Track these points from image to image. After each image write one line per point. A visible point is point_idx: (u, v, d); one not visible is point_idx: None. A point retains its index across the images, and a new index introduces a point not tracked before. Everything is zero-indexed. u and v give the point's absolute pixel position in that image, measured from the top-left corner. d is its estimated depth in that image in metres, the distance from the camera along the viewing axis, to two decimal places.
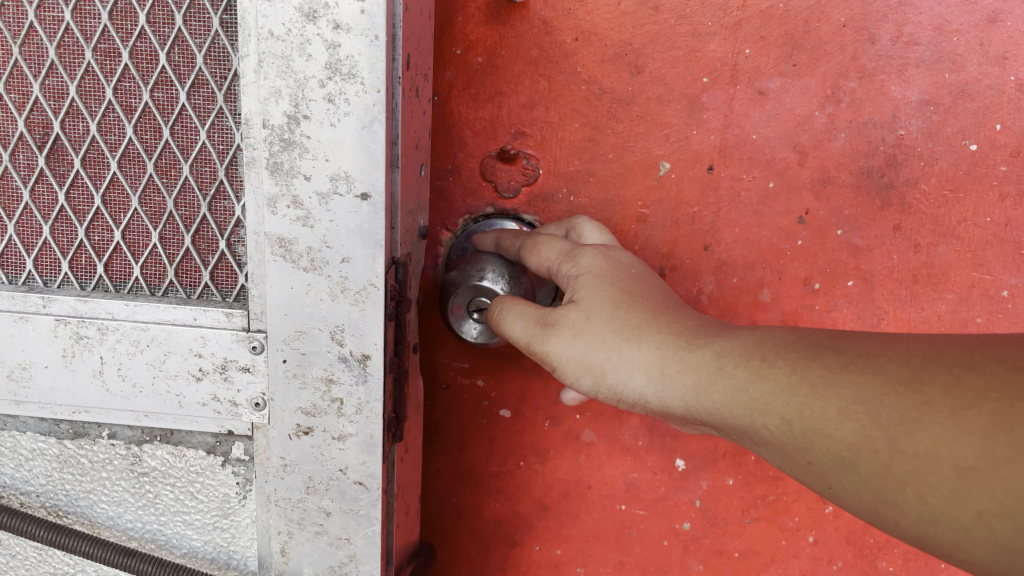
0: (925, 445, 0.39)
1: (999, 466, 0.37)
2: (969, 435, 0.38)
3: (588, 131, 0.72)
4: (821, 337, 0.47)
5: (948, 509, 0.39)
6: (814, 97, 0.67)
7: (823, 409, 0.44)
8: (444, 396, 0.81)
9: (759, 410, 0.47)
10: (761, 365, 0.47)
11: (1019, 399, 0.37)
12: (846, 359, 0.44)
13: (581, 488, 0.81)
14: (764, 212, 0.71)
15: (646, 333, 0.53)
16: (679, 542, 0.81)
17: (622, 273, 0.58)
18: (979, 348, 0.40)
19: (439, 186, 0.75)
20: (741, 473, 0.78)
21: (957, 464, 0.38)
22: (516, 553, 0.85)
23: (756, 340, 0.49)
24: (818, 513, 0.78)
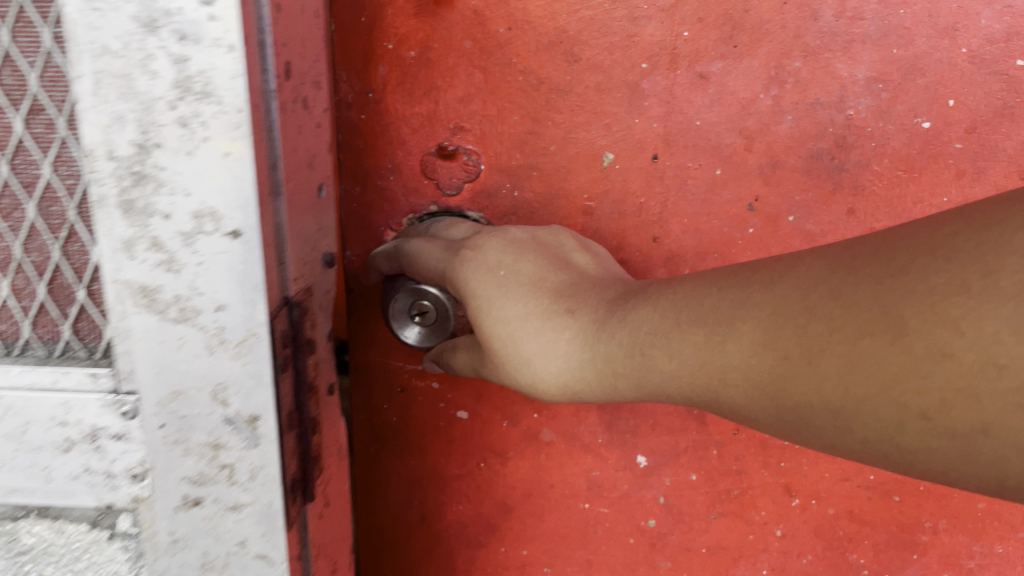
0: (799, 397, 0.49)
1: (863, 402, 0.46)
2: (830, 380, 0.47)
3: (528, 123, 0.69)
4: (683, 316, 0.56)
5: (839, 439, 0.49)
6: (757, 80, 0.64)
7: (709, 381, 0.55)
8: (400, 399, 0.79)
9: (663, 386, 0.58)
10: (647, 361, 0.58)
11: (863, 338, 0.45)
12: (708, 332, 0.54)
13: (544, 488, 0.80)
14: (712, 202, 0.68)
15: (538, 360, 0.62)
16: (645, 540, 0.79)
17: (496, 287, 0.64)
18: (817, 289, 0.49)
19: (379, 186, 0.73)
20: (703, 468, 0.75)
21: (831, 407, 0.47)
22: (483, 554, 0.84)
23: (632, 332, 0.59)
24: (785, 507, 0.75)
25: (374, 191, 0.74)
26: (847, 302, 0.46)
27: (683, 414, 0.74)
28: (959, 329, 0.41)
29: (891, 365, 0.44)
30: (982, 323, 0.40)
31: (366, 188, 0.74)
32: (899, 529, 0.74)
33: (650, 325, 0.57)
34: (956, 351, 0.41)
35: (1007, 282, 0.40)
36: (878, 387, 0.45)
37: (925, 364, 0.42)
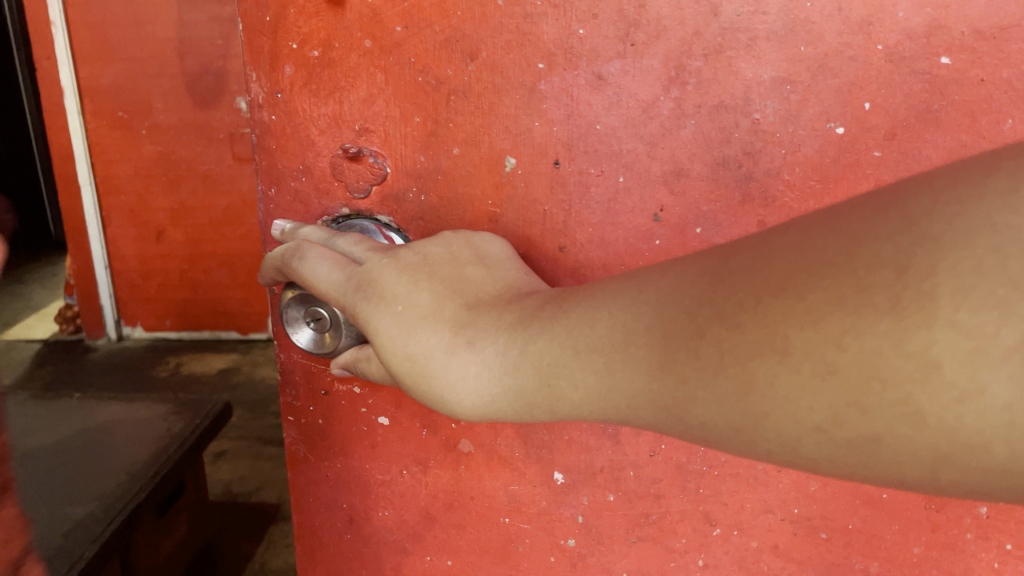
0: (700, 417, 0.46)
1: (762, 422, 0.43)
2: (724, 400, 0.44)
3: (430, 125, 0.66)
4: (578, 337, 0.51)
5: (744, 447, 0.47)
6: (657, 81, 0.59)
7: (616, 406, 0.50)
8: (323, 402, 0.79)
9: (574, 413, 0.53)
10: (553, 391, 0.52)
11: (752, 359, 0.42)
12: (606, 358, 0.50)
13: (464, 499, 0.78)
14: (616, 210, 0.64)
15: (448, 401, 0.55)
16: (566, 559, 0.76)
17: (393, 326, 0.56)
18: (701, 306, 0.45)
19: (292, 188, 0.72)
20: (620, 490, 0.71)
21: (732, 426, 0.45)
22: (410, 561, 0.83)
23: (535, 360, 0.53)
24: (706, 536, 0.70)
25: (288, 193, 0.73)
26: (729, 323, 0.43)
27: (598, 433, 0.70)
28: (841, 346, 0.39)
29: (782, 384, 0.42)
30: (861, 340, 0.38)
31: (281, 189, 0.73)
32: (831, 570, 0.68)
33: (552, 354, 0.52)
34: (841, 365, 0.39)
35: (881, 295, 0.38)
36: (771, 406, 0.42)
37: (814, 381, 0.41)
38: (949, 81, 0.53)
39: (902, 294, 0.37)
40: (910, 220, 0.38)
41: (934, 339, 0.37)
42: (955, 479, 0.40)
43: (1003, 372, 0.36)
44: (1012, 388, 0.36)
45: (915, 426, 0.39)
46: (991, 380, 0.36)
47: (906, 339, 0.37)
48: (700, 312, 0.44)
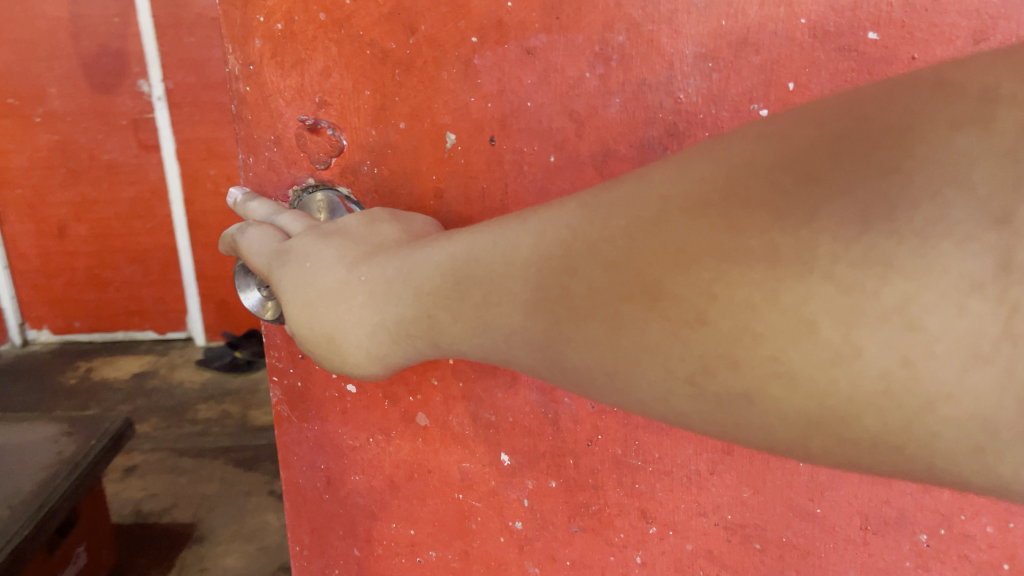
0: (571, 360, 0.43)
1: (629, 368, 0.40)
2: (595, 345, 0.41)
3: (379, 99, 0.66)
4: (460, 274, 0.48)
5: (616, 398, 0.43)
6: (583, 56, 0.57)
7: (495, 343, 0.47)
8: (302, 364, 0.74)
9: (457, 348, 0.50)
10: (432, 324, 0.50)
11: (620, 300, 0.39)
12: (480, 291, 0.46)
13: (423, 472, 0.76)
14: (549, 190, 0.62)
15: (340, 337, 0.54)
16: (514, 541, 0.75)
17: (298, 273, 0.57)
18: (573, 240, 0.41)
19: (266, 158, 0.72)
20: (562, 477, 0.70)
21: (602, 371, 0.41)
22: (379, 527, 0.81)
23: (416, 292, 0.50)
24: (644, 533, 0.69)
25: (263, 162, 0.72)
26: (604, 260, 0.39)
27: (539, 417, 0.69)
28: (712, 295, 0.35)
29: (651, 329, 0.38)
30: (734, 288, 0.34)
31: (257, 159, 0.72)
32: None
33: (433, 280, 0.49)
34: (714, 316, 0.35)
35: (754, 239, 0.34)
36: (639, 351, 0.39)
37: (684, 331, 0.37)
38: (878, 59, 0.50)
39: (779, 242, 0.33)
40: (795, 156, 0.33)
41: (812, 294, 0.33)
42: (822, 449, 0.36)
43: (881, 336, 0.33)
44: (887, 352, 0.33)
45: (787, 388, 0.35)
46: (867, 339, 0.33)
47: (781, 291, 0.34)
48: (571, 244, 0.41)
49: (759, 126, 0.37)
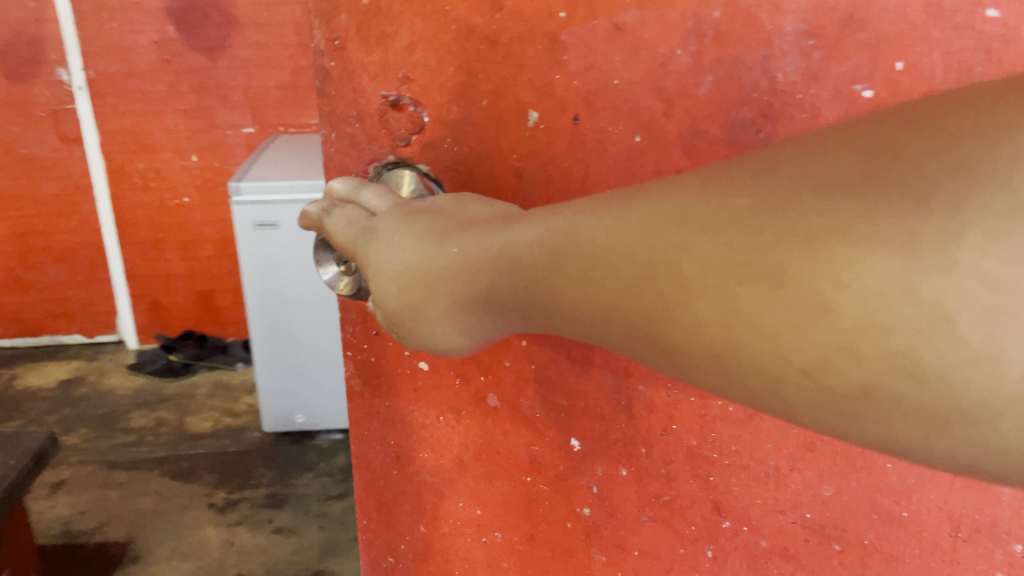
0: (672, 343, 0.40)
1: (739, 354, 0.37)
2: (701, 328, 0.38)
3: (462, 76, 0.65)
4: (558, 248, 0.46)
5: (716, 385, 0.40)
6: (674, 33, 0.55)
7: (591, 321, 0.45)
8: (375, 341, 0.76)
9: (553, 323, 0.49)
10: (527, 299, 0.49)
11: (736, 283, 0.36)
12: (580, 267, 0.44)
13: (491, 453, 0.75)
14: (633, 170, 0.60)
15: (429, 310, 0.55)
16: (582, 528, 0.74)
17: (385, 245, 0.58)
18: (686, 216, 0.39)
19: (348, 133, 0.72)
20: (633, 466, 0.69)
21: (707, 355, 0.38)
22: (445, 505, 0.81)
23: (511, 266, 0.49)
24: (716, 527, 0.67)
25: (345, 138, 0.72)
26: (719, 240, 0.37)
27: (612, 403, 0.67)
28: (840, 282, 0.32)
29: (768, 314, 0.35)
30: (867, 277, 0.31)
31: (340, 133, 0.72)
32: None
33: (527, 254, 0.48)
34: (840, 303, 0.33)
35: (892, 224, 0.31)
36: (751, 336, 0.36)
37: (809, 318, 0.34)
38: (998, 37, 0.47)
39: (923, 229, 0.30)
40: (944, 139, 0.31)
41: (956, 288, 0.30)
42: (947, 452, 0.33)
43: None
44: None
45: (915, 384, 0.32)
46: (1016, 341, 0.29)
47: (917, 282, 0.31)
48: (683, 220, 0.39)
49: (898, 108, 0.35)
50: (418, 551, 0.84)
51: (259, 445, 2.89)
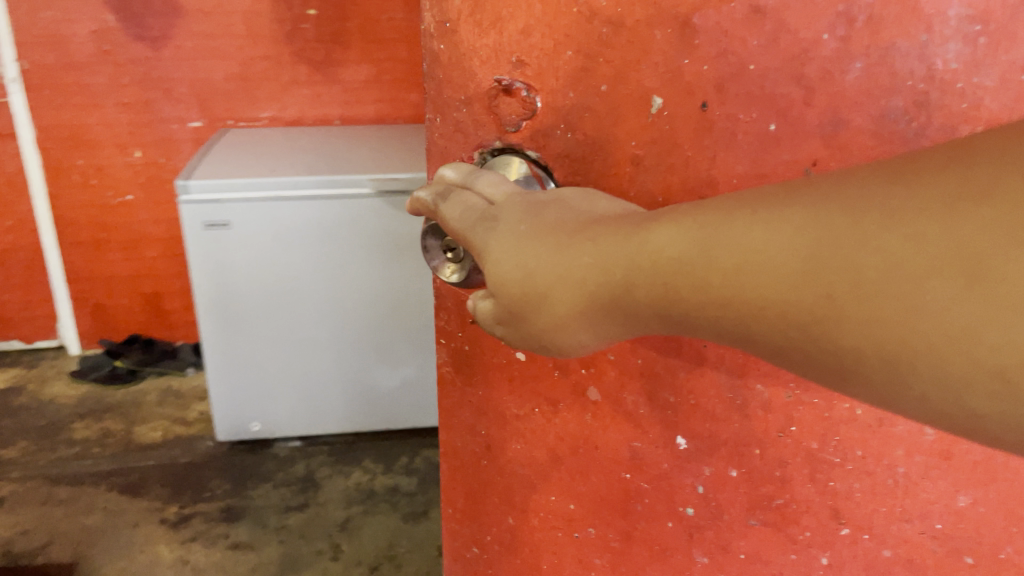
0: (844, 334, 0.42)
1: (919, 346, 0.39)
2: (880, 318, 0.40)
3: (581, 59, 0.63)
4: (713, 239, 0.48)
5: (880, 378, 0.42)
6: (823, 15, 0.54)
7: (741, 313, 0.47)
8: (471, 328, 0.74)
9: (692, 316, 0.51)
10: (671, 290, 0.51)
11: (929, 276, 0.38)
12: (737, 259, 0.46)
13: (589, 447, 0.73)
14: (763, 160, 0.59)
15: (555, 300, 0.57)
16: (683, 529, 0.73)
17: (510, 234, 0.60)
18: (864, 209, 0.41)
19: (454, 118, 0.70)
20: (745, 467, 0.68)
21: (883, 347, 0.41)
22: (536, 499, 0.79)
23: (656, 258, 0.51)
24: (832, 534, 0.69)
25: (450, 124, 0.71)
26: (909, 234, 0.39)
27: (727, 402, 0.66)
28: None
29: (965, 308, 0.37)
30: None
31: (445, 119, 0.71)
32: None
33: (679, 247, 0.49)
34: None
35: None
36: (940, 329, 0.38)
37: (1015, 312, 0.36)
38: None
39: None
40: None
41: None
42: None
43: None
44: None
45: None
46: None
47: None
48: (864, 214, 0.41)
49: None
50: (504, 543, 0.83)
51: (214, 454, 3.50)
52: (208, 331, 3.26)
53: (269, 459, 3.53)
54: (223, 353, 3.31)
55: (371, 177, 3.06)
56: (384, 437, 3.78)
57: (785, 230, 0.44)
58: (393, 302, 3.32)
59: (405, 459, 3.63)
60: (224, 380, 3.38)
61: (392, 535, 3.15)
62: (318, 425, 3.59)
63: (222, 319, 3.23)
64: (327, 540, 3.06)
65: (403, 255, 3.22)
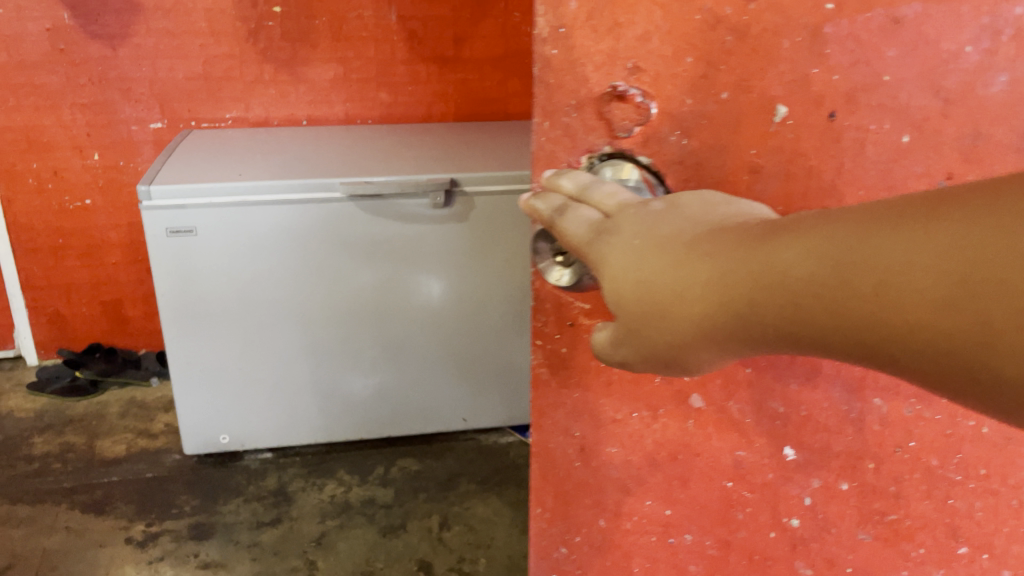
0: (972, 325, 0.53)
1: None
2: (1007, 309, 0.51)
3: (703, 65, 0.75)
4: (841, 254, 0.58)
5: (1002, 364, 0.52)
6: (969, 27, 0.72)
7: (869, 316, 0.57)
8: (569, 332, 0.89)
9: (817, 323, 0.60)
10: (802, 298, 0.60)
11: None
12: (868, 267, 0.57)
13: (721, 414, 0.90)
14: (894, 167, 0.78)
15: (682, 312, 0.67)
16: (782, 476, 0.93)
17: (627, 252, 0.70)
18: (982, 225, 0.52)
19: (564, 122, 0.80)
20: (860, 422, 0.88)
21: (1010, 334, 0.51)
22: (629, 501, 0.98)
23: (785, 272, 0.61)
24: (925, 472, 0.91)
25: (558, 127, 0.81)
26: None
27: (841, 409, 0.88)
28: None
29: None
30: None
31: (552, 123, 0.81)
32: (984, 515, 0.94)
33: (810, 261, 0.60)
34: None
35: None
36: None
37: None
38: None
39: None
40: None
41: None
42: None
43: None
44: None
45: None
46: None
47: None
48: (983, 227, 0.52)
49: None
50: (594, 544, 1.02)
51: (178, 469, 3.73)
52: (175, 335, 3.40)
53: (238, 471, 3.71)
54: (191, 358, 3.46)
55: (340, 182, 3.18)
56: (357, 448, 3.91)
57: (910, 248, 0.55)
58: (361, 305, 3.46)
59: (380, 471, 3.74)
60: (192, 395, 3.55)
61: (370, 549, 3.29)
62: (289, 436, 3.74)
63: (184, 325, 3.38)
64: (302, 557, 3.24)
65: (372, 258, 3.37)
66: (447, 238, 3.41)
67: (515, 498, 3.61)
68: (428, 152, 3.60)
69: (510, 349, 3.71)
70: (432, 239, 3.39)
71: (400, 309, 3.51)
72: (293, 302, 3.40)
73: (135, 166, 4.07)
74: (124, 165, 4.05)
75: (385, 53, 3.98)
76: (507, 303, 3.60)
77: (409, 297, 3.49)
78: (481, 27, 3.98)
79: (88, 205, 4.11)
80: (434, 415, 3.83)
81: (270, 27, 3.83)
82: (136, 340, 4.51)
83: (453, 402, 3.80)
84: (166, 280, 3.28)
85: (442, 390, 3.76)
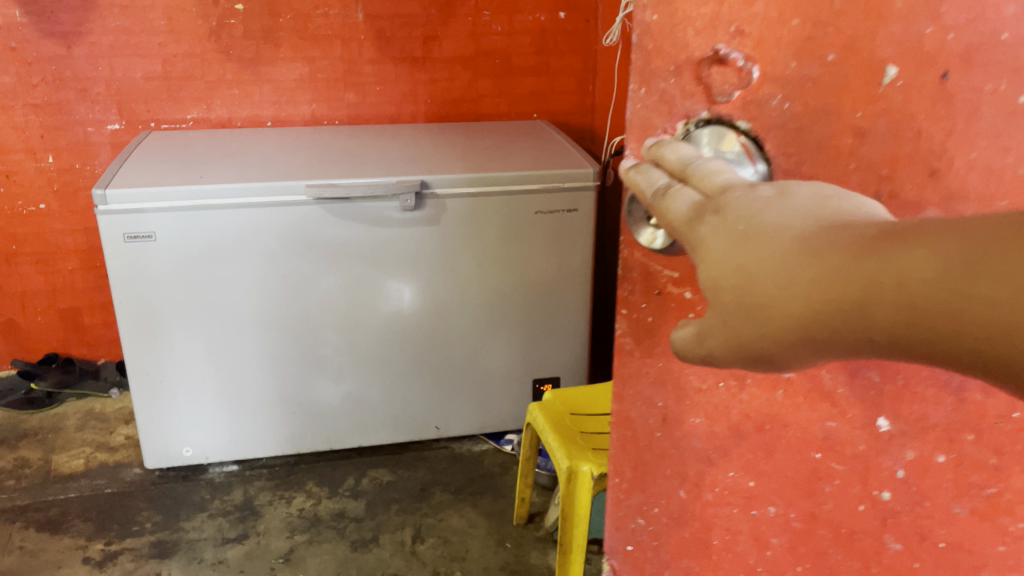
0: None
1: None
2: None
3: (810, 28, 0.76)
4: (966, 263, 0.57)
5: None
6: None
7: (989, 330, 0.57)
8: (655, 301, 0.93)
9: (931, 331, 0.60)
10: (918, 304, 0.60)
11: None
12: (992, 280, 0.56)
13: (811, 384, 0.89)
14: (1010, 133, 0.74)
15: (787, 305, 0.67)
16: (874, 450, 0.90)
17: (734, 237, 0.70)
18: None
19: (662, 89, 0.84)
20: (956, 403, 0.85)
21: None
22: (711, 473, 1.00)
23: (901, 276, 0.60)
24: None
25: (655, 93, 0.84)
26: None
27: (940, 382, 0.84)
28: None
29: None
30: None
31: (650, 89, 0.85)
32: None
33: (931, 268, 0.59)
34: None
35: None
36: None
37: None
38: None
39: None
40: None
41: None
42: None
43: None
44: None
45: None
46: None
47: None
48: None
49: None
50: (672, 514, 1.06)
51: (139, 484, 3.58)
52: (133, 347, 3.28)
53: (201, 485, 3.57)
54: (154, 370, 3.34)
55: (307, 184, 3.11)
56: (326, 459, 3.79)
57: None
58: (329, 312, 3.37)
59: (351, 482, 3.63)
60: (155, 408, 3.43)
61: (340, 565, 3.18)
62: (253, 449, 3.61)
63: (144, 335, 3.27)
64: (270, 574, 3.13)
65: (339, 263, 3.29)
66: (418, 240, 3.32)
67: (492, 508, 3.51)
68: (398, 154, 3.52)
69: (486, 354, 3.62)
70: (401, 242, 3.31)
71: (369, 316, 3.42)
72: (259, 311, 3.30)
73: (92, 170, 3.92)
74: (80, 168, 3.89)
75: (353, 52, 3.90)
76: (479, 309, 3.52)
77: (378, 302, 3.40)
78: (451, 26, 3.94)
79: (42, 209, 3.95)
80: (407, 424, 3.72)
81: (232, 25, 3.75)
82: (96, 350, 4.31)
83: (426, 410, 3.70)
84: (124, 289, 3.17)
85: (414, 398, 3.66)
